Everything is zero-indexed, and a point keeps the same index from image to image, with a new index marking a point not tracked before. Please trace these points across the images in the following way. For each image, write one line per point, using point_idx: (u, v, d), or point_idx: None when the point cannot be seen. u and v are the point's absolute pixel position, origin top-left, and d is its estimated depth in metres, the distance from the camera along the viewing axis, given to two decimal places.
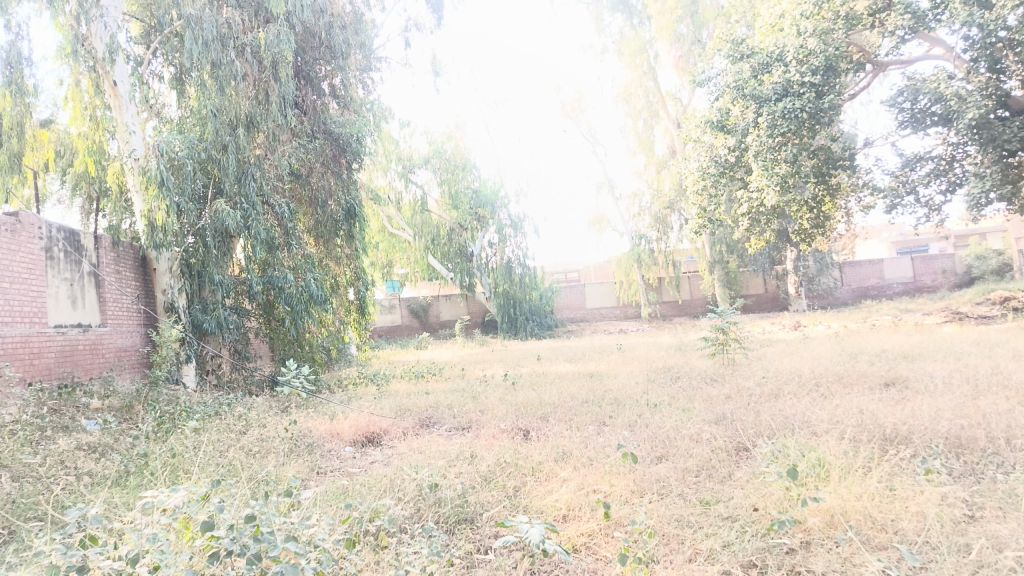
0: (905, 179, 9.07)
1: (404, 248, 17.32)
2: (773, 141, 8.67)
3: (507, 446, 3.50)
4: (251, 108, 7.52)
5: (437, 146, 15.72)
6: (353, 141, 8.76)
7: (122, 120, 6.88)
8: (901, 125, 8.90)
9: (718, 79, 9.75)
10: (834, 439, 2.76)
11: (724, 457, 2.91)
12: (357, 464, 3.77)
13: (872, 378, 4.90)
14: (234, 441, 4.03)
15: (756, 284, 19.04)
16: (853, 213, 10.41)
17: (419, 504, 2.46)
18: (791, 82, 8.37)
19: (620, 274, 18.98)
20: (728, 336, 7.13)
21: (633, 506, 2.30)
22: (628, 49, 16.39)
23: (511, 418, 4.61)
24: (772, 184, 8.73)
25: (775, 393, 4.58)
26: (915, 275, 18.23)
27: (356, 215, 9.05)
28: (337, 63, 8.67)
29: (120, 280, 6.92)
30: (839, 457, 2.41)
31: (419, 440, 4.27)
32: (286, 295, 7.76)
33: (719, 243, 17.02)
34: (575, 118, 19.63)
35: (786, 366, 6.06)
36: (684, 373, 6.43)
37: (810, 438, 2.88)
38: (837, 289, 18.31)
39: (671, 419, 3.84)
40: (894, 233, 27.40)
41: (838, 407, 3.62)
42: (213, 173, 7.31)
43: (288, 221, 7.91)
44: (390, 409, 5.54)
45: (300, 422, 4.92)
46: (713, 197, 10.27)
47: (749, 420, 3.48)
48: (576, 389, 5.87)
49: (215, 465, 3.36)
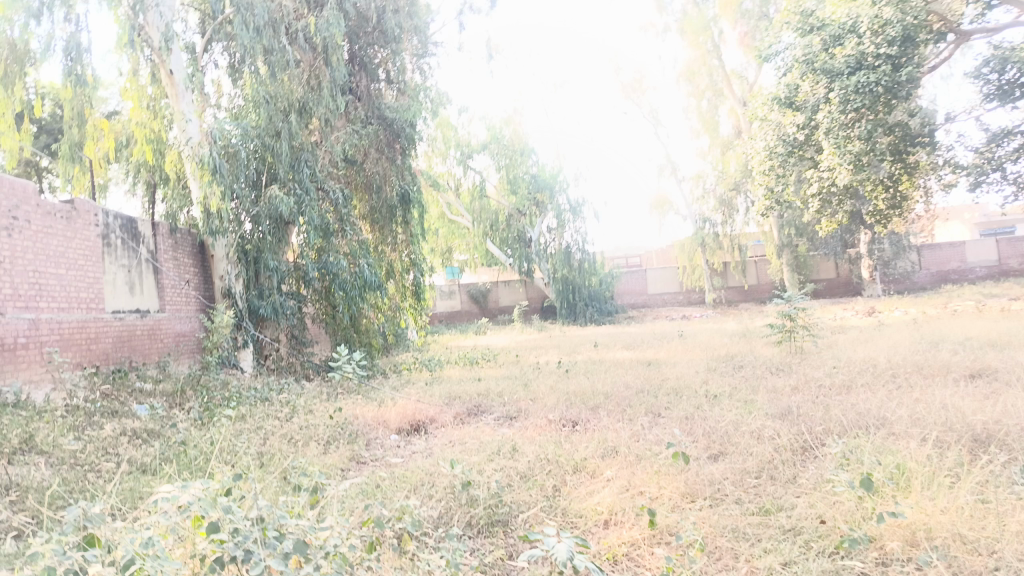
0: (991, 155, 8.42)
1: (464, 234, 17.36)
2: (846, 117, 8.15)
3: (552, 440, 3.31)
4: (303, 94, 7.48)
5: (496, 131, 15.58)
6: (407, 126, 8.66)
7: (178, 108, 6.89)
8: (986, 98, 8.25)
9: (786, 53, 9.23)
10: (917, 440, 2.47)
11: (788, 458, 2.64)
12: (399, 455, 3.64)
13: (955, 369, 4.50)
14: (276, 429, 3.93)
15: (827, 269, 18.24)
16: (933, 192, 9.76)
17: (450, 504, 2.29)
18: (866, 54, 7.85)
19: (682, 258, 18.47)
20: (795, 323, 6.73)
21: (683, 513, 2.07)
22: (691, 27, 15.79)
23: (561, 408, 4.41)
24: (844, 164, 8.21)
25: (846, 385, 4.25)
26: (1000, 258, 17.16)
27: (411, 200, 8.94)
28: (390, 47, 8.56)
29: (178, 266, 6.99)
30: (924, 463, 2.13)
31: (465, 430, 4.11)
32: (340, 281, 7.75)
33: (787, 225, 16.33)
34: (636, 99, 19.14)
35: (859, 355, 5.67)
36: (747, 362, 6.10)
37: (887, 438, 2.59)
38: (915, 273, 17.34)
39: (731, 413, 3.57)
40: (977, 215, 25.86)
41: (919, 402, 3.29)
42: (266, 158, 7.29)
43: (342, 206, 7.85)
44: (439, 396, 5.41)
45: (346, 409, 4.82)
46: (781, 178, 9.79)
47: (818, 415, 3.19)
48: (633, 378, 5.61)
49: (254, 454, 3.27)
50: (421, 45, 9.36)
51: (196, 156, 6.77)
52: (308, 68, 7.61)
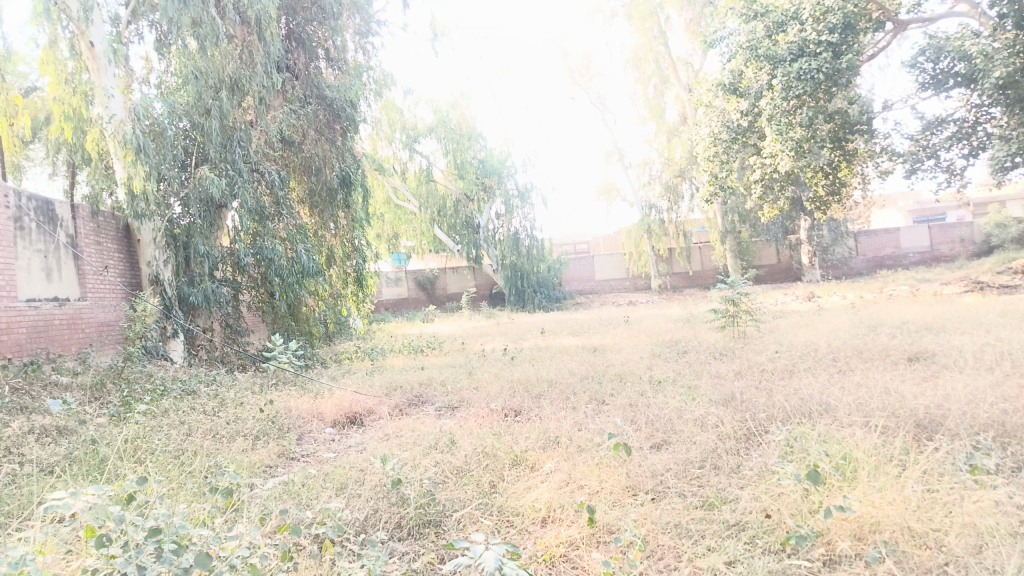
0: (926, 143, 8.61)
1: (411, 220, 17.05)
2: (788, 103, 8.20)
3: (491, 431, 3.18)
4: (235, 70, 7.11)
5: (442, 114, 15.29)
6: (348, 106, 8.36)
7: (100, 82, 6.48)
8: (922, 87, 8.42)
9: (731, 39, 9.23)
10: (862, 428, 2.41)
11: (733, 446, 2.57)
12: (332, 450, 3.47)
13: (893, 354, 4.53)
14: (202, 424, 3.70)
15: (768, 255, 18.57)
16: (871, 178, 9.94)
17: (378, 504, 2.14)
18: (808, 41, 7.90)
19: (629, 244, 18.56)
20: (739, 308, 6.75)
21: (624, 509, 1.97)
22: (638, 12, 15.72)
23: (503, 397, 4.28)
24: (786, 150, 8.27)
25: (789, 369, 4.23)
26: (932, 244, 17.69)
27: (351, 183, 8.67)
28: (329, 24, 8.23)
29: (102, 251, 6.61)
30: (872, 453, 2.08)
31: (404, 422, 3.95)
32: (277, 267, 7.44)
33: (731, 212, 16.55)
34: (584, 85, 19.08)
35: (801, 339, 5.70)
36: (692, 347, 6.07)
37: (833, 425, 2.53)
38: (852, 259, 17.80)
39: (675, 400, 3.49)
40: (912, 202, 26.68)
41: (860, 387, 3.26)
42: (197, 137, 6.93)
43: (278, 189, 7.55)
44: (379, 387, 5.21)
45: (278, 401, 4.59)
46: (725, 163, 9.81)
47: (761, 401, 3.14)
48: (577, 365, 5.53)
49: (173, 453, 3.05)
50: (363, 23, 9.05)
51: (117, 134, 6.36)
52: (240, 43, 7.23)
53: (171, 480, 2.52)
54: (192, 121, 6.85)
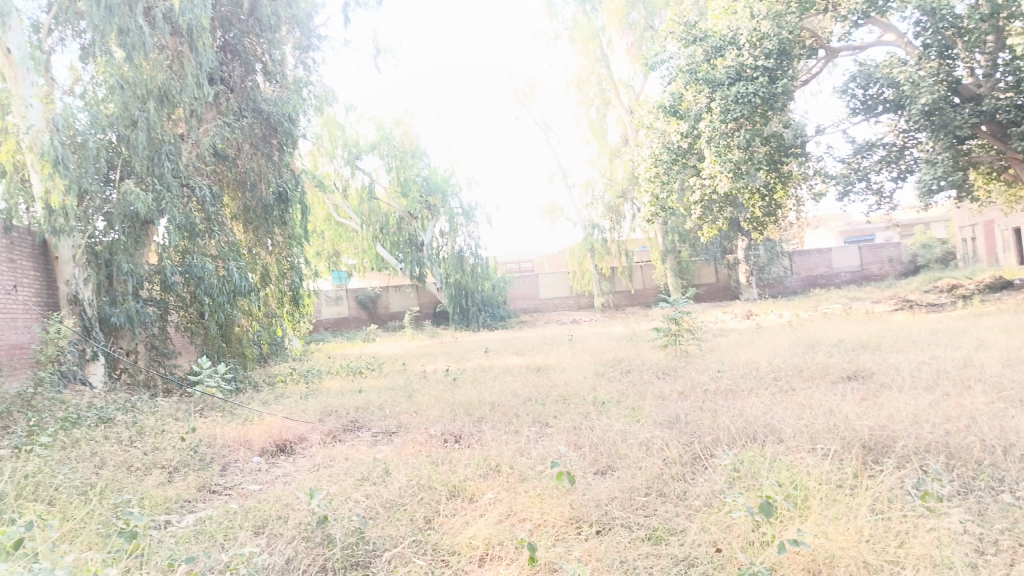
0: (857, 166, 8.85)
1: (352, 238, 16.71)
2: (726, 126, 8.32)
3: (429, 459, 3.03)
4: (164, 80, 6.81)
5: (385, 131, 15.17)
6: (285, 120, 8.12)
7: (17, 92, 6.04)
8: (852, 112, 8.68)
9: (671, 62, 9.34)
10: (810, 454, 2.35)
11: (678, 471, 2.48)
12: (258, 481, 3.25)
13: (832, 373, 4.56)
14: (115, 455, 3.42)
15: (707, 274, 18.92)
16: (805, 200, 10.17)
17: (300, 544, 1.97)
18: (745, 66, 8.06)
19: (572, 263, 18.64)
20: (680, 326, 6.76)
21: (567, 545, 1.85)
22: (581, 35, 15.87)
23: (443, 421, 4.12)
24: (725, 171, 8.37)
25: (732, 389, 4.20)
26: (862, 264, 18.29)
27: (288, 199, 8.41)
28: (267, 37, 7.99)
29: (14, 269, 6.18)
30: (822, 481, 2.02)
31: (338, 449, 3.75)
32: (206, 286, 7.10)
33: (672, 232, 16.80)
34: (527, 105, 19.16)
35: (742, 358, 5.72)
36: (635, 366, 6.02)
37: (779, 449, 2.48)
38: (788, 278, 18.27)
39: (619, 423, 3.39)
40: (843, 224, 27.67)
41: (804, 408, 3.22)
42: (122, 149, 6.59)
43: (209, 205, 7.23)
44: (312, 411, 4.97)
45: (203, 428, 4.32)
46: (665, 185, 9.86)
47: (706, 423, 3.06)
48: (520, 386, 5.40)
49: (77, 490, 2.79)
50: (303, 37, 8.82)
51: (33, 144, 5.98)
52: (170, 52, 6.94)
53: (69, 524, 2.28)
54: (117, 133, 6.52)
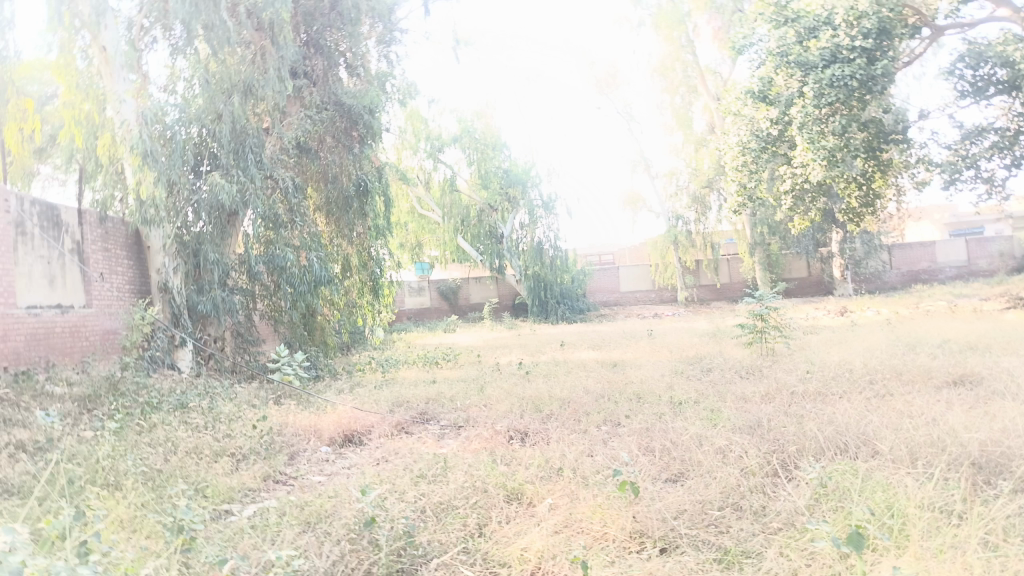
0: (965, 153, 8.17)
1: (434, 229, 16.83)
2: (821, 111, 7.85)
3: (492, 458, 2.92)
4: (248, 74, 6.94)
5: (466, 124, 15.11)
6: (365, 113, 8.13)
7: (111, 88, 6.39)
8: (960, 95, 8.02)
9: (760, 46, 8.90)
10: (909, 472, 2.11)
11: (758, 482, 2.28)
12: (324, 473, 3.22)
13: (935, 377, 4.19)
14: (187, 442, 3.47)
15: (799, 267, 18.09)
16: (906, 190, 9.51)
17: (347, 546, 1.90)
18: (841, 47, 7.57)
19: (655, 256, 18.20)
20: (766, 323, 6.41)
21: (626, 563, 1.70)
22: (665, 21, 15.40)
23: (511, 417, 4.00)
24: (818, 159, 7.89)
25: (821, 392, 3.90)
26: (969, 259, 17.08)
27: (368, 191, 8.47)
28: (347, 30, 8.05)
29: (109, 258, 6.48)
30: (925, 509, 1.78)
31: (404, 442, 3.70)
32: (288, 275, 7.26)
33: (760, 224, 16.15)
34: (610, 94, 18.79)
35: (834, 358, 5.36)
36: (717, 364, 5.73)
37: (873, 464, 2.23)
38: (886, 273, 17.24)
39: (695, 426, 3.19)
40: (948, 215, 25.99)
41: (903, 418, 2.92)
42: (209, 143, 6.78)
43: (292, 196, 7.33)
44: (384, 402, 4.95)
45: (276, 416, 4.36)
46: (754, 174, 9.46)
47: (790, 429, 2.82)
48: (594, 382, 5.22)
49: (144, 475, 2.85)
50: (385, 31, 8.86)
51: (125, 138, 6.20)
52: (253, 47, 7.07)
53: (124, 514, 2.30)
54: (203, 126, 6.72)
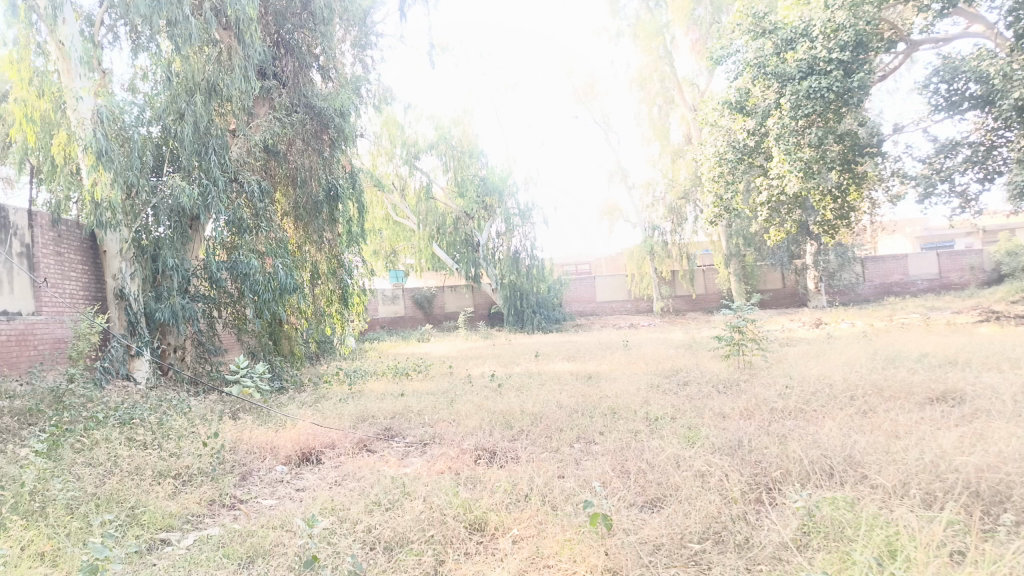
0: (940, 166, 8.14)
1: (409, 237, 16.58)
2: (797, 122, 7.77)
3: (455, 482, 2.72)
4: (213, 74, 6.68)
5: (443, 131, 14.94)
6: (336, 116, 7.88)
7: (68, 84, 6.05)
8: (934, 109, 8.01)
9: (738, 57, 8.84)
10: (902, 508, 1.95)
11: (740, 510, 2.13)
12: (277, 496, 3.00)
13: (916, 394, 4.06)
14: (129, 462, 3.22)
15: (774, 279, 18.11)
16: (881, 203, 9.47)
17: None
18: (818, 59, 7.48)
19: (631, 266, 18.09)
20: (744, 335, 6.27)
21: None
22: (643, 32, 15.38)
23: (480, 434, 3.80)
24: (795, 170, 7.81)
25: (803, 410, 3.75)
26: (940, 272, 17.24)
27: (338, 196, 8.16)
28: (319, 31, 7.84)
29: (63, 262, 6.18)
30: (928, 554, 1.62)
31: (364, 461, 3.48)
32: (252, 282, 6.89)
33: (736, 235, 16.16)
34: (588, 104, 18.74)
35: (812, 372, 5.23)
36: (693, 378, 5.58)
37: (865, 499, 2.06)
38: (859, 285, 17.31)
39: (673, 445, 3.02)
40: (919, 229, 26.36)
41: (891, 440, 2.77)
42: (170, 144, 6.52)
43: (257, 201, 7.04)
44: (349, 416, 4.72)
45: (232, 432, 4.11)
46: (731, 185, 9.36)
47: (772, 451, 2.65)
48: (568, 395, 5.03)
49: (74, 503, 2.61)
50: (360, 35, 8.70)
51: (80, 137, 5.91)
52: (219, 45, 6.82)
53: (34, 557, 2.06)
54: (164, 126, 6.45)
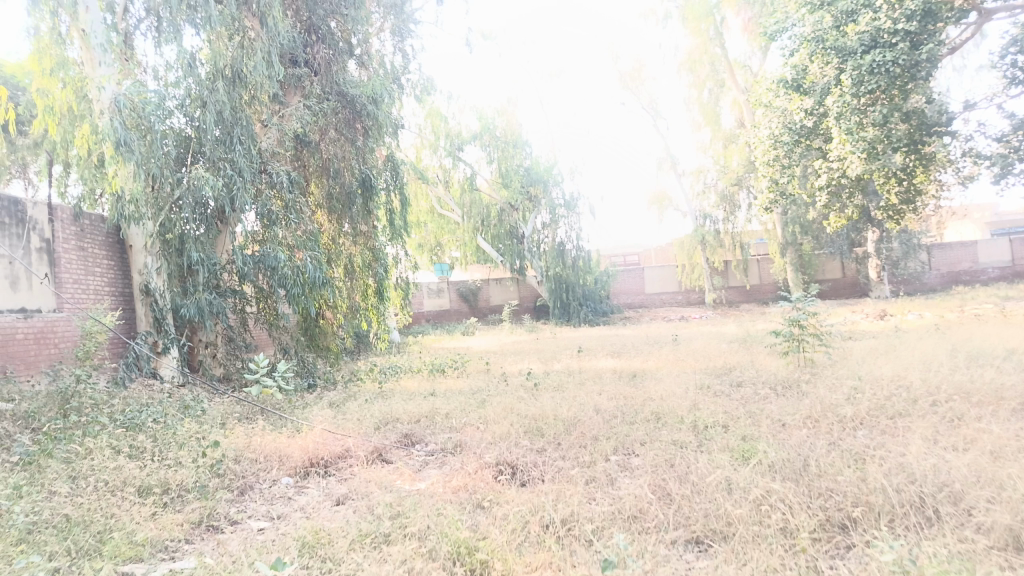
0: (1018, 144, 7.36)
1: (454, 230, 16.29)
2: (860, 100, 7.10)
3: (467, 512, 2.33)
4: (237, 60, 6.37)
5: (487, 122, 14.58)
6: (370, 103, 7.45)
7: (91, 75, 5.85)
8: (1011, 83, 7.24)
9: (793, 32, 8.13)
10: None
11: (806, 560, 1.71)
12: (274, 515, 2.67)
13: (1006, 399, 3.52)
14: (113, 477, 2.95)
15: (832, 268, 17.21)
16: (951, 185, 8.66)
17: None
18: (881, 31, 6.79)
19: (682, 256, 17.37)
20: (804, 330, 5.69)
21: None
22: (693, 13, 14.70)
23: (507, 444, 3.39)
24: (857, 151, 7.17)
25: (879, 421, 3.23)
26: (1014, 259, 16.16)
27: (373, 187, 7.79)
28: (352, 15, 7.44)
29: (86, 258, 6.01)
30: None
31: (377, 473, 3.12)
32: (280, 276, 6.51)
33: (792, 223, 15.39)
34: (635, 89, 18.10)
35: (884, 372, 4.65)
36: (748, 378, 5.06)
37: (972, 562, 1.59)
38: (925, 274, 16.24)
39: (723, 466, 2.56)
40: (989, 215, 25.04)
41: (993, 463, 2.29)
42: (195, 135, 6.23)
43: (288, 193, 6.67)
44: (371, 419, 4.38)
45: (243, 437, 3.82)
46: (787, 169, 8.69)
47: (846, 478, 2.20)
48: (608, 398, 4.58)
49: (33, 529, 2.32)
50: (398, 22, 8.27)
51: (100, 128, 5.61)
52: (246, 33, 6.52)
53: None
54: (188, 116, 6.17)
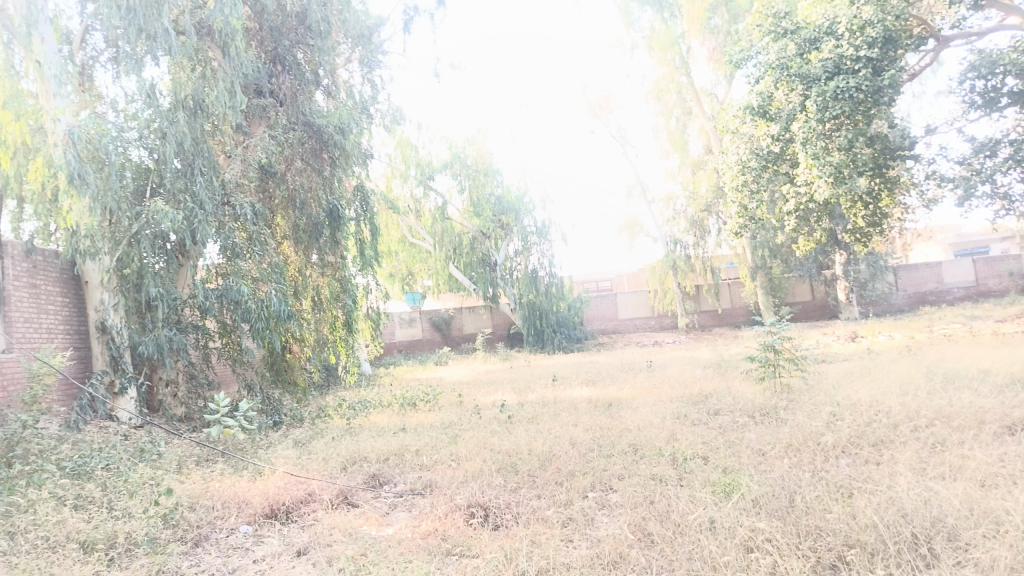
0: (979, 167, 7.45)
1: (426, 259, 16.11)
2: (825, 125, 7.14)
3: (437, 563, 2.17)
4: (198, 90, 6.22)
5: (457, 150, 14.56)
6: (336, 134, 7.31)
7: (44, 106, 5.64)
8: (969, 107, 7.35)
9: (757, 60, 8.20)
10: None
11: None
12: (229, 569, 2.48)
13: (987, 423, 3.45)
14: (55, 532, 2.74)
15: (802, 291, 17.37)
16: (915, 208, 8.75)
17: None
18: (844, 58, 6.88)
19: (654, 281, 17.37)
20: (780, 355, 5.63)
21: None
22: (658, 43, 14.90)
23: (479, 484, 3.23)
24: (823, 176, 7.18)
25: (861, 449, 3.14)
26: (977, 279, 16.45)
27: (341, 218, 7.62)
28: (318, 45, 7.32)
29: (37, 296, 5.75)
30: None
31: (343, 519, 2.95)
32: (243, 310, 6.26)
33: (761, 247, 15.53)
34: (604, 118, 18.24)
35: (862, 396, 4.59)
36: (725, 406, 4.96)
37: None
38: (892, 295, 16.43)
39: (706, 504, 2.43)
40: (951, 237, 25.54)
41: (985, 494, 2.19)
42: (154, 167, 6.03)
43: (251, 224, 6.49)
44: (338, 459, 4.19)
45: (201, 483, 3.61)
46: (755, 194, 8.70)
47: (836, 515, 2.09)
48: (584, 430, 4.44)
49: None
50: (366, 53, 8.18)
51: (53, 160, 5.36)
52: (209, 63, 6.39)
53: None
54: (147, 148, 5.98)
